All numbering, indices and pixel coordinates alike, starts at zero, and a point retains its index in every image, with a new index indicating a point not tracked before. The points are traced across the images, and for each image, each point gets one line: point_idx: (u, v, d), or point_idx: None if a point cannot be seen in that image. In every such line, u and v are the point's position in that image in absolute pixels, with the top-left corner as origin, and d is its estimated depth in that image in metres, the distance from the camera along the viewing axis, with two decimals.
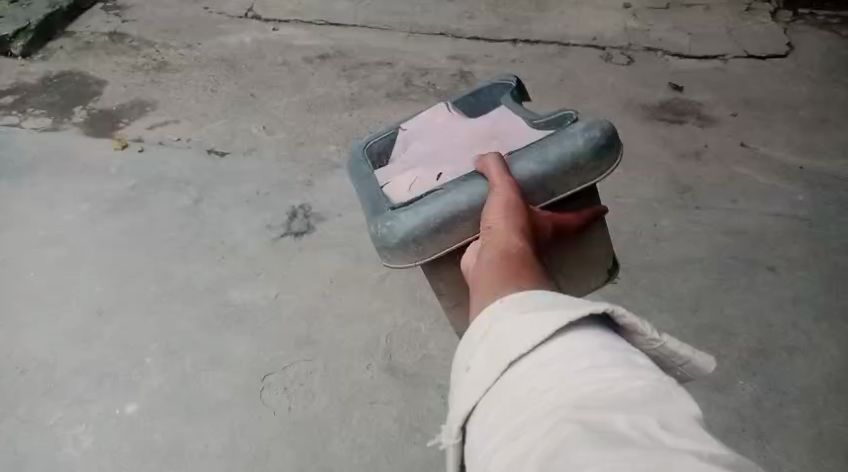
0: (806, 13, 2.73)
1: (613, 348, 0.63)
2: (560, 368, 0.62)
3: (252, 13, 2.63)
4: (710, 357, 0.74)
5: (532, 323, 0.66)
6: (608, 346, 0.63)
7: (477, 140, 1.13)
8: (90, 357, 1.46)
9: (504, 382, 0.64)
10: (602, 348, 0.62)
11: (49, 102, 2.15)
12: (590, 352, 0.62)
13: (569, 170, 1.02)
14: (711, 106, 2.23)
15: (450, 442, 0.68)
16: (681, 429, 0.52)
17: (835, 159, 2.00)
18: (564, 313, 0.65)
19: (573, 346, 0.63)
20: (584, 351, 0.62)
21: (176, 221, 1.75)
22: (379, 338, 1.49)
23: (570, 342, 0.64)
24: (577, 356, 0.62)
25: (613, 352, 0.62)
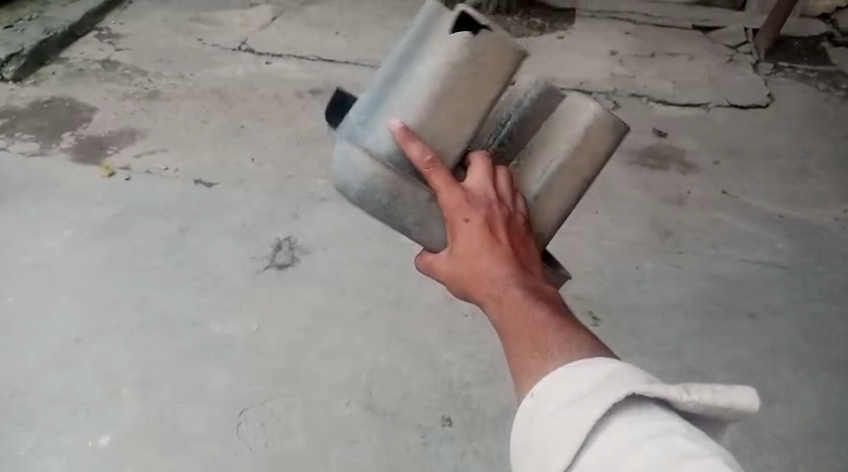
0: (785, 66, 2.81)
1: (671, 437, 0.54)
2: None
3: (246, 47, 2.66)
4: (748, 393, 0.60)
5: (569, 422, 0.58)
6: (650, 435, 0.54)
7: None
8: (66, 386, 1.43)
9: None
10: (656, 437, 0.54)
11: (38, 127, 2.15)
12: (643, 445, 0.53)
13: (398, 197, 0.93)
14: (693, 153, 2.27)
15: None
16: None
17: (814, 209, 2.05)
18: (593, 407, 0.57)
19: (617, 444, 0.55)
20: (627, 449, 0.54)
21: (160, 250, 1.74)
22: (360, 374, 1.49)
23: (613, 440, 0.56)
24: (631, 454, 0.54)
25: (664, 440, 0.53)
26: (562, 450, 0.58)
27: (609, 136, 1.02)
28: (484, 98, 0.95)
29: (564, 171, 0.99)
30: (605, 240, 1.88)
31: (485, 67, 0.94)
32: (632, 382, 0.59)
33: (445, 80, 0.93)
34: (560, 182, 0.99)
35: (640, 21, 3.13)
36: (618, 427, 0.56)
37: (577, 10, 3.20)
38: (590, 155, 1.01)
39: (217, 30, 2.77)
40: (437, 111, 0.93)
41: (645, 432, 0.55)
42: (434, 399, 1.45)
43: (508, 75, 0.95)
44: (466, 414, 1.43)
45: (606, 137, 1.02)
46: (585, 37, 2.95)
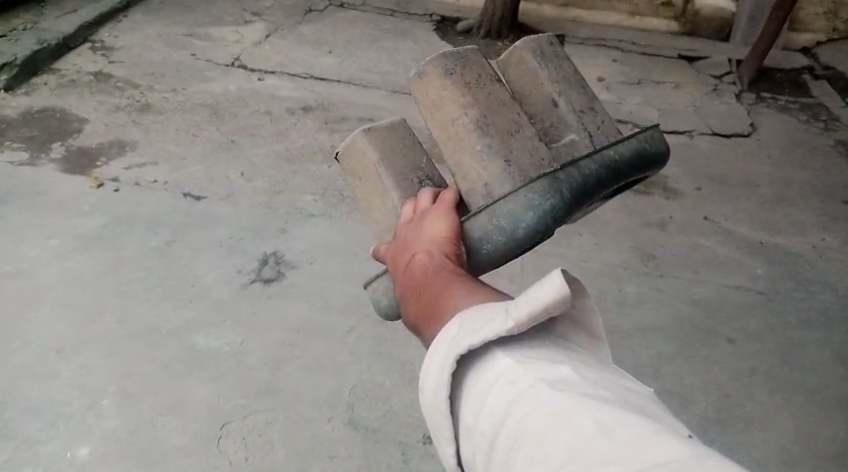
0: (768, 97, 2.87)
1: (513, 381, 0.52)
2: (478, 441, 0.53)
3: (239, 63, 2.69)
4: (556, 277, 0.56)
5: (433, 406, 0.57)
6: (493, 387, 0.53)
7: None
8: (46, 397, 1.43)
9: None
10: (502, 388, 0.52)
11: (27, 137, 2.15)
12: (492, 402, 0.52)
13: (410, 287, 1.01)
14: (676, 180, 2.31)
15: None
16: None
17: (793, 237, 2.08)
18: (441, 383, 0.56)
19: (473, 410, 0.54)
20: (479, 411, 0.53)
21: (146, 262, 1.75)
22: (342, 391, 1.49)
23: (469, 407, 0.55)
24: (485, 417, 0.52)
25: (504, 389, 0.52)
26: (443, 436, 0.57)
27: (434, 70, 1.13)
28: (376, 181, 1.12)
29: (447, 136, 1.11)
30: (588, 263, 1.91)
31: (356, 168, 1.15)
32: (462, 333, 0.57)
33: (360, 192, 1.15)
34: (453, 148, 1.11)
35: (627, 49, 3.19)
36: (471, 390, 0.55)
37: (566, 36, 3.26)
38: (440, 96, 1.12)
39: (211, 45, 2.80)
40: (375, 212, 1.12)
41: (492, 384, 0.53)
42: (415, 417, 1.46)
43: (373, 145, 1.14)
44: None
45: (438, 75, 1.12)
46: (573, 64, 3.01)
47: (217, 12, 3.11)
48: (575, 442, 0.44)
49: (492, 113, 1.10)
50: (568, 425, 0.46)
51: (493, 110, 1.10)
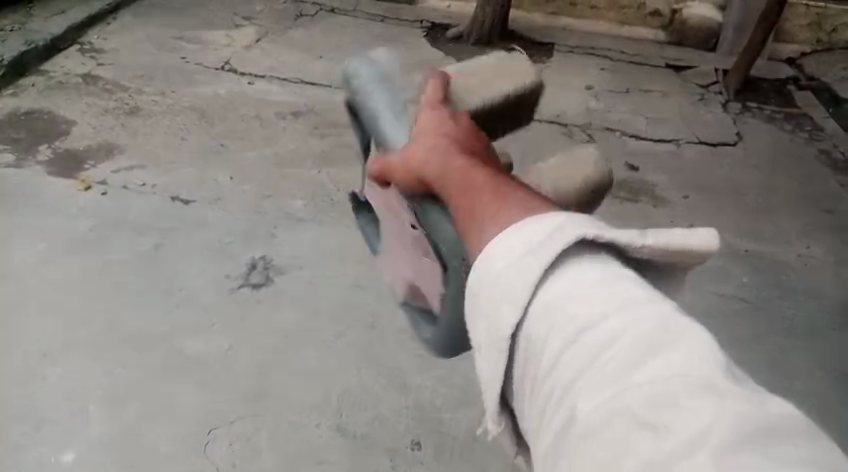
0: (753, 106, 2.90)
1: (619, 289, 0.53)
2: (563, 324, 0.52)
3: (229, 67, 2.68)
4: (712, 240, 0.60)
5: (508, 277, 0.55)
6: (598, 287, 0.53)
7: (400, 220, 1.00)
8: (31, 402, 1.41)
9: (493, 356, 0.56)
10: (607, 293, 0.52)
11: (14, 139, 2.13)
12: (593, 302, 0.52)
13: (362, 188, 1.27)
14: (664, 188, 2.33)
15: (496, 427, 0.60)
16: (687, 385, 0.43)
17: (778, 245, 2.11)
18: (535, 260, 0.54)
19: (563, 297, 0.53)
20: (574, 301, 0.53)
21: (134, 266, 1.74)
22: (331, 396, 1.48)
23: (557, 292, 0.54)
24: (582, 313, 0.52)
25: (611, 295, 0.52)
26: (508, 307, 0.55)
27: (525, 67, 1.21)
28: None
29: None
30: None
31: None
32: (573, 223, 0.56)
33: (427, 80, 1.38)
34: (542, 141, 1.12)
35: (615, 58, 3.21)
36: (565, 279, 0.54)
37: (556, 44, 3.28)
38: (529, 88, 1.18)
39: (201, 49, 2.79)
40: None
41: (589, 292, 0.53)
42: (404, 423, 1.45)
43: None
44: (436, 439, 1.43)
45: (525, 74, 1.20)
46: (562, 72, 3.03)
47: (208, 16, 3.10)
48: (698, 357, 0.45)
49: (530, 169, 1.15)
50: (695, 348, 0.46)
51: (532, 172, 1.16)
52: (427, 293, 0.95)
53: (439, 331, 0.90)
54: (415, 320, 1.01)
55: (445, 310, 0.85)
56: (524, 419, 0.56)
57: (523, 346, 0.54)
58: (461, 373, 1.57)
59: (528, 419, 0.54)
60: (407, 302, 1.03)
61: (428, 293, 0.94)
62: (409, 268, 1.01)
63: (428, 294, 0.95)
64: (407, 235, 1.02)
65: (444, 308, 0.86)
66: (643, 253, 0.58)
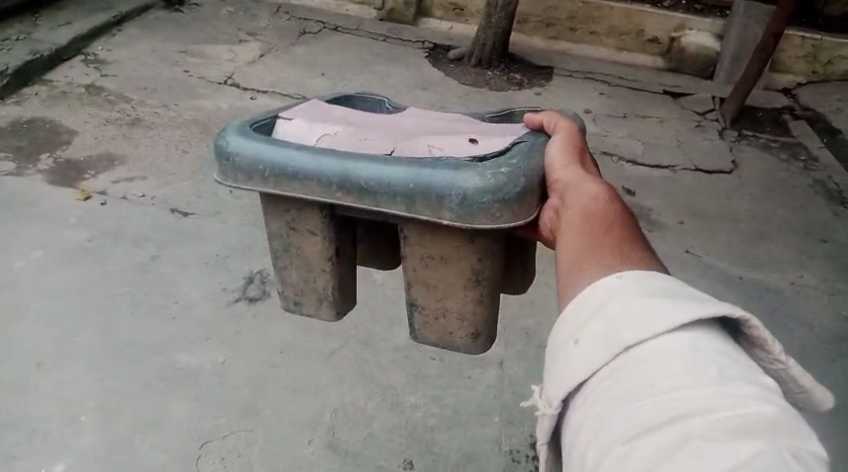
0: (749, 135, 2.94)
1: (760, 374, 0.46)
2: (688, 367, 0.46)
3: (232, 81, 2.70)
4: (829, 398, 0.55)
5: (648, 306, 0.50)
6: (737, 359, 0.47)
7: (443, 126, 0.89)
8: (23, 411, 1.40)
9: (579, 357, 0.51)
10: (746, 367, 0.46)
11: (15, 147, 2.14)
12: (730, 367, 0.46)
13: None
14: (659, 213, 2.34)
15: (545, 413, 0.52)
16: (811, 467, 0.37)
17: (771, 273, 2.12)
18: (692, 305, 0.50)
19: (696, 346, 0.47)
20: (705, 354, 0.46)
21: (130, 277, 1.73)
22: (324, 413, 1.48)
23: (692, 341, 0.48)
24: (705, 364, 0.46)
25: (750, 371, 0.46)
26: (634, 324, 0.50)
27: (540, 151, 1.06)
28: None
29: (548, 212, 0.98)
30: None
31: None
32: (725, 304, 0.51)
33: None
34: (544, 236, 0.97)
35: (614, 83, 3.25)
36: (704, 337, 0.48)
37: (555, 68, 3.32)
38: None
39: (204, 63, 2.81)
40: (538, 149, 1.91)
41: (727, 357, 0.47)
42: (395, 442, 1.45)
43: None
44: (428, 459, 1.42)
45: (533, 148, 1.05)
46: (561, 95, 3.06)
47: (212, 31, 3.12)
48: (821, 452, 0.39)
49: (443, 306, 0.85)
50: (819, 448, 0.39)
51: (432, 310, 0.86)
52: (320, 139, 0.80)
53: (289, 161, 0.75)
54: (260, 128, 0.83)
55: (339, 170, 0.73)
56: (571, 435, 0.49)
57: (623, 364, 0.49)
58: (455, 393, 1.57)
59: (578, 434, 0.48)
60: (284, 118, 0.84)
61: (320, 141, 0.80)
62: (332, 116, 0.87)
63: (321, 141, 0.80)
64: (373, 122, 0.89)
65: (339, 164, 0.73)
66: (774, 371, 0.53)
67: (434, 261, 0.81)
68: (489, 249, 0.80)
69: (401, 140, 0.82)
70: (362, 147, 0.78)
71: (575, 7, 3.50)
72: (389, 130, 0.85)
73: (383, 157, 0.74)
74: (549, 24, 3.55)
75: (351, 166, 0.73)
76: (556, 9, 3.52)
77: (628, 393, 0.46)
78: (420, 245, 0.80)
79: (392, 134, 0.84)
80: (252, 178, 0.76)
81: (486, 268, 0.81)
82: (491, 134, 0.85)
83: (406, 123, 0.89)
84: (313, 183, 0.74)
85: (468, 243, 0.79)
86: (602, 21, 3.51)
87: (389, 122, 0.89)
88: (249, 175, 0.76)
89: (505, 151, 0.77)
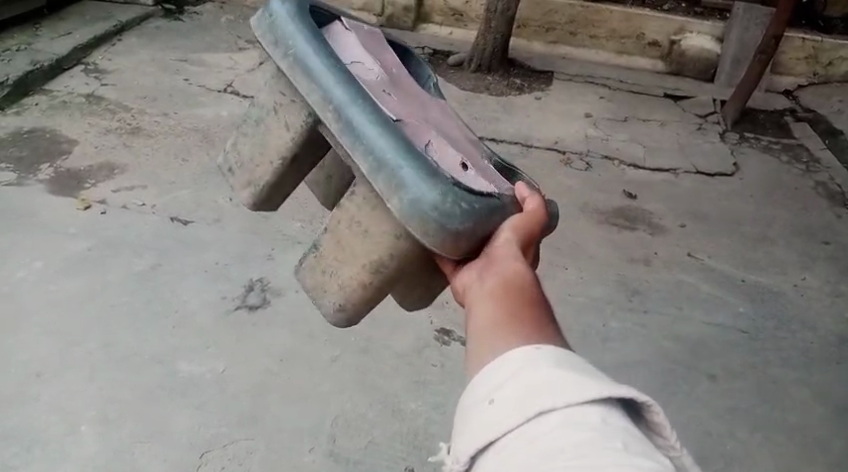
0: (751, 137, 2.93)
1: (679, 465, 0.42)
2: (598, 437, 0.41)
3: (232, 90, 2.71)
4: None
5: (567, 377, 0.47)
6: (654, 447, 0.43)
7: (457, 139, 0.92)
8: (23, 422, 1.40)
9: (491, 416, 0.47)
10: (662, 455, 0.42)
11: (16, 157, 2.14)
12: (646, 450, 0.41)
13: None
14: (660, 216, 2.34)
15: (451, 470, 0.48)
16: None
17: (774, 275, 2.11)
18: (618, 383, 0.46)
19: (610, 422, 0.43)
20: (620, 432, 0.42)
21: (130, 286, 1.74)
22: (324, 421, 1.47)
23: (607, 417, 0.44)
24: (620, 439, 0.42)
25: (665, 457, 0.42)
26: (551, 389, 0.46)
27: None
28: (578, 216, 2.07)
29: None
30: (573, 296, 1.91)
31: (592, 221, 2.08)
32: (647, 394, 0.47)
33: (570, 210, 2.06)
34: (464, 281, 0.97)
35: (613, 86, 3.25)
36: (620, 418, 0.44)
37: (554, 73, 3.32)
38: None
39: (205, 71, 2.82)
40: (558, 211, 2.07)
41: (644, 441, 0.42)
42: (396, 449, 1.44)
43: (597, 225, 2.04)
44: (429, 466, 1.42)
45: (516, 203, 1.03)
46: (561, 99, 3.06)
47: (213, 39, 3.13)
48: None
49: (337, 267, 0.88)
50: None
51: (327, 261, 0.89)
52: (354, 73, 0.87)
53: (318, 69, 0.83)
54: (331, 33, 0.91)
55: (342, 104, 0.80)
56: None
57: (534, 425, 0.45)
58: (455, 400, 1.56)
59: None
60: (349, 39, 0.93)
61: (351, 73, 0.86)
62: (381, 70, 0.93)
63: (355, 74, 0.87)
64: (406, 96, 0.93)
65: (352, 100, 0.80)
66: None
67: (356, 227, 0.85)
68: (403, 253, 0.82)
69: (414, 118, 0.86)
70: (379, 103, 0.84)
71: (575, 12, 3.50)
72: (412, 109, 0.90)
73: (382, 118, 0.80)
74: (548, 28, 3.55)
75: (360, 107, 0.80)
76: (556, 14, 3.52)
77: (533, 457, 0.42)
78: (352, 209, 0.85)
79: (411, 111, 0.88)
80: (285, 57, 0.85)
81: (390, 266, 0.84)
82: (481, 166, 0.88)
83: (432, 114, 0.93)
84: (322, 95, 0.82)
85: (395, 238, 0.82)
86: (601, 25, 3.51)
87: (419, 105, 0.93)
88: (283, 55, 0.86)
89: (475, 194, 0.77)
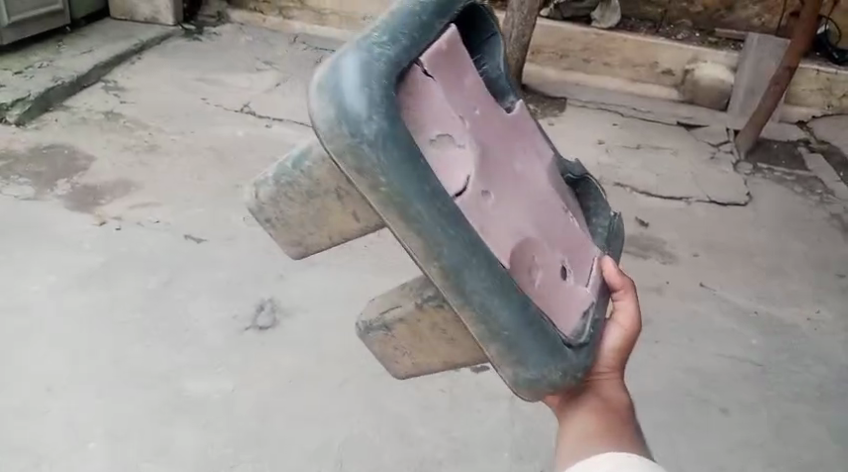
0: (764, 168, 2.92)
1: None
2: None
3: (248, 109, 2.73)
4: None
5: None
6: None
7: (550, 216, 0.64)
8: (32, 437, 1.39)
9: None
10: None
11: (34, 172, 2.17)
12: None
13: None
14: (673, 245, 2.33)
15: None
16: None
17: (786, 308, 2.09)
18: None
19: None
20: None
21: (142, 303, 1.74)
22: (331, 444, 1.47)
23: None
24: None
25: None
26: None
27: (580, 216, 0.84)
28: None
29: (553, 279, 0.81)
30: None
31: None
32: None
33: None
34: None
35: (627, 114, 3.26)
36: None
37: (568, 99, 3.34)
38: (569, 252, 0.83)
39: (221, 91, 2.85)
40: None
41: None
42: None
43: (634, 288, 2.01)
44: None
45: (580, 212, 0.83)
46: (575, 126, 3.07)
47: (230, 60, 3.17)
48: None
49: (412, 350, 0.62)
50: None
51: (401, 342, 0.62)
52: (434, 138, 0.50)
53: (407, 190, 0.44)
54: (389, 50, 0.50)
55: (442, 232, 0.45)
56: None
57: None
58: (464, 426, 1.55)
59: None
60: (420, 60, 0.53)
61: (433, 147, 0.50)
62: (462, 106, 0.58)
63: (440, 145, 0.50)
64: (494, 148, 0.60)
65: (462, 250, 0.46)
66: None
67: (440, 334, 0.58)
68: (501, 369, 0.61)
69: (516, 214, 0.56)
70: (485, 219, 0.51)
71: (590, 39, 3.52)
72: (505, 173, 0.59)
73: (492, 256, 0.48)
74: (562, 55, 3.57)
75: (470, 252, 0.46)
76: (570, 41, 3.54)
77: None
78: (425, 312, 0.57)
79: (507, 192, 0.57)
80: (349, 155, 0.44)
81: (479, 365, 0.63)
82: (575, 257, 0.65)
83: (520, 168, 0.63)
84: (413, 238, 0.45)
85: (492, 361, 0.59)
86: (615, 52, 3.52)
87: (505, 156, 0.62)
88: (345, 145, 0.44)
89: (585, 345, 0.58)
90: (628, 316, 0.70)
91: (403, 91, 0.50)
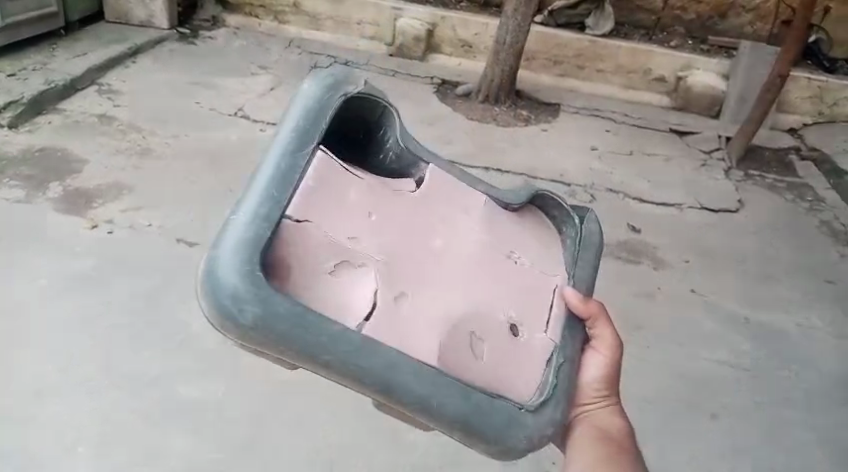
0: (756, 175, 2.94)
1: None
2: None
3: (242, 113, 2.74)
4: None
5: None
6: None
7: (492, 277, 0.65)
8: (20, 442, 1.39)
9: None
10: None
11: (27, 174, 2.16)
12: None
13: None
14: (665, 251, 2.34)
15: None
16: None
17: (776, 313, 2.11)
18: None
19: None
20: None
21: (133, 307, 1.74)
22: (322, 449, 1.46)
23: None
24: None
25: None
26: None
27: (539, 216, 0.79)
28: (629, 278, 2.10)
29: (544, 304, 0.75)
30: None
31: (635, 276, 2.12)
32: None
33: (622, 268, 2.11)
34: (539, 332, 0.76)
35: (620, 120, 3.27)
36: None
37: (561, 105, 3.35)
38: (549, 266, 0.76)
39: (215, 95, 2.85)
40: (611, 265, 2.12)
41: None
42: None
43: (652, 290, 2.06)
44: None
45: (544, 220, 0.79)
46: (568, 132, 3.09)
47: (224, 63, 3.17)
48: None
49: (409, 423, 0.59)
50: None
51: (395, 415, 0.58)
52: (331, 269, 0.55)
53: (305, 342, 0.48)
54: (245, 214, 0.53)
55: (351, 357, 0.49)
56: None
57: None
58: None
59: None
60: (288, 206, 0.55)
61: (328, 284, 0.54)
62: (352, 208, 0.60)
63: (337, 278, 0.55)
64: (404, 232, 0.62)
65: (382, 369, 0.50)
66: None
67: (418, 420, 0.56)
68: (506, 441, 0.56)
69: (439, 296, 0.60)
70: (391, 319, 0.54)
71: (583, 46, 3.53)
72: (421, 263, 0.61)
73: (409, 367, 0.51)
74: (556, 61, 3.58)
75: (389, 369, 0.50)
76: (564, 47, 3.55)
77: None
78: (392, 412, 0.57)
79: (429, 289, 0.60)
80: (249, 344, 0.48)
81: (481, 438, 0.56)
82: (539, 315, 0.66)
83: (442, 239, 0.65)
84: (343, 372, 0.49)
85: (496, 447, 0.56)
86: (608, 59, 3.54)
87: (419, 234, 0.63)
88: (240, 337, 0.48)
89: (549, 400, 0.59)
90: (607, 343, 0.74)
91: (277, 248, 0.53)
